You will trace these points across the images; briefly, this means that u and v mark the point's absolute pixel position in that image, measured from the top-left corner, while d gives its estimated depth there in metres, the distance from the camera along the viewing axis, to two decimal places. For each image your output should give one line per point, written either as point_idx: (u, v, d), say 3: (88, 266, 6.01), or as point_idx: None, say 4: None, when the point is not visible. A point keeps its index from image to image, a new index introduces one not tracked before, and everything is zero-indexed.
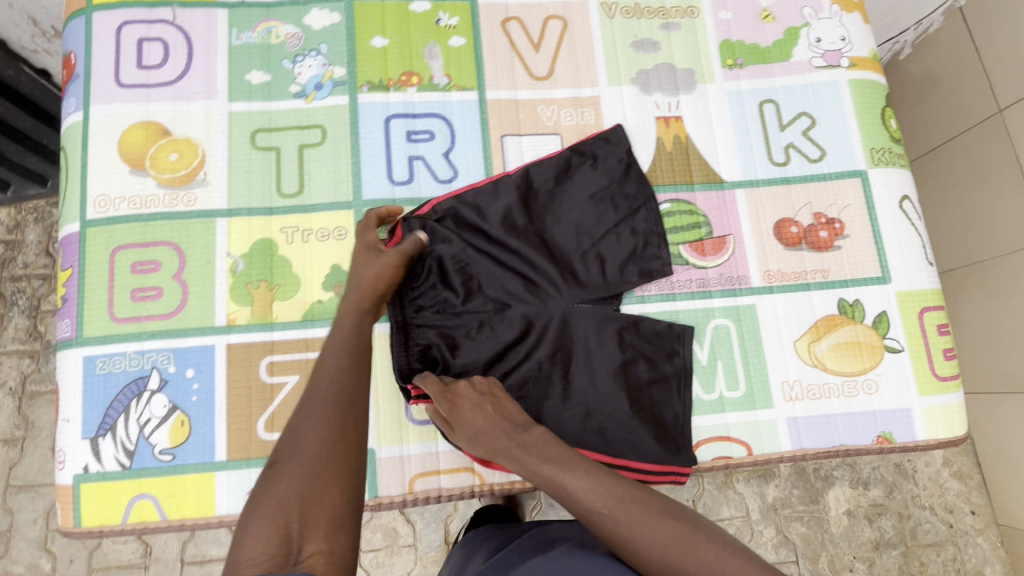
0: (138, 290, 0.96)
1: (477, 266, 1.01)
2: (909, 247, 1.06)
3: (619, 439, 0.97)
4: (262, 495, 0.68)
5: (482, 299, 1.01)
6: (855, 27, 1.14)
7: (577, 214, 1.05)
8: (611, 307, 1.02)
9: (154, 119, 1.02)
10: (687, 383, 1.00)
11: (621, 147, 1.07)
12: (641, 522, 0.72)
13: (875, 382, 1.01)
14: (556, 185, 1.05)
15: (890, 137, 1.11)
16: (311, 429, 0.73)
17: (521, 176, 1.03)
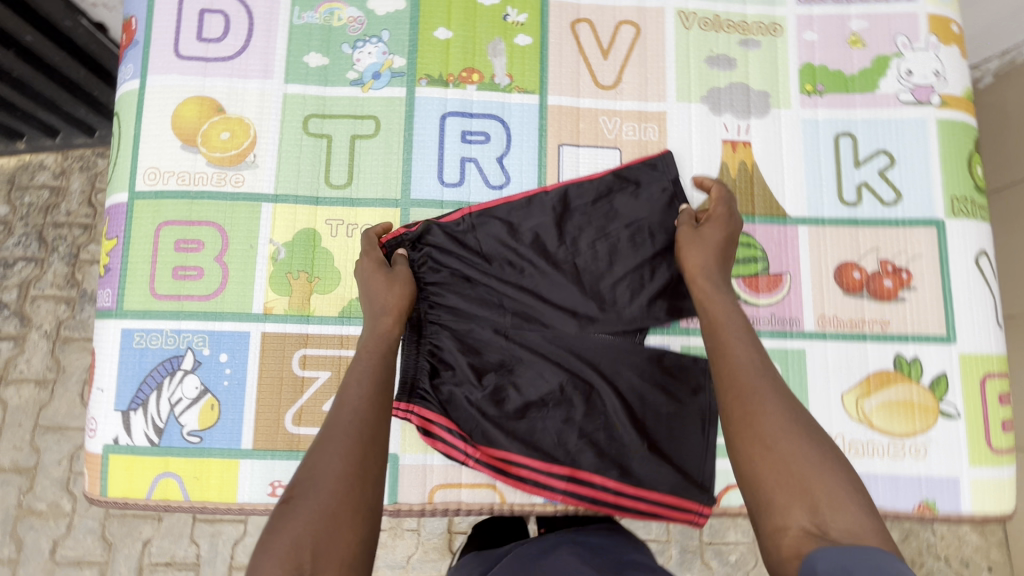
0: (180, 268, 0.96)
1: (498, 281, 0.98)
2: (979, 307, 0.99)
3: (632, 469, 0.93)
4: (277, 528, 0.64)
5: (500, 314, 0.97)
6: (952, 61, 1.06)
7: (612, 240, 0.99)
8: (633, 340, 0.98)
9: (210, 94, 1.00)
10: (712, 421, 0.96)
11: (668, 175, 1.00)
12: (771, 394, 0.74)
13: (923, 447, 0.96)
14: (593, 208, 1.00)
15: (974, 186, 1.03)
16: (332, 461, 0.70)
17: (559, 196, 0.99)
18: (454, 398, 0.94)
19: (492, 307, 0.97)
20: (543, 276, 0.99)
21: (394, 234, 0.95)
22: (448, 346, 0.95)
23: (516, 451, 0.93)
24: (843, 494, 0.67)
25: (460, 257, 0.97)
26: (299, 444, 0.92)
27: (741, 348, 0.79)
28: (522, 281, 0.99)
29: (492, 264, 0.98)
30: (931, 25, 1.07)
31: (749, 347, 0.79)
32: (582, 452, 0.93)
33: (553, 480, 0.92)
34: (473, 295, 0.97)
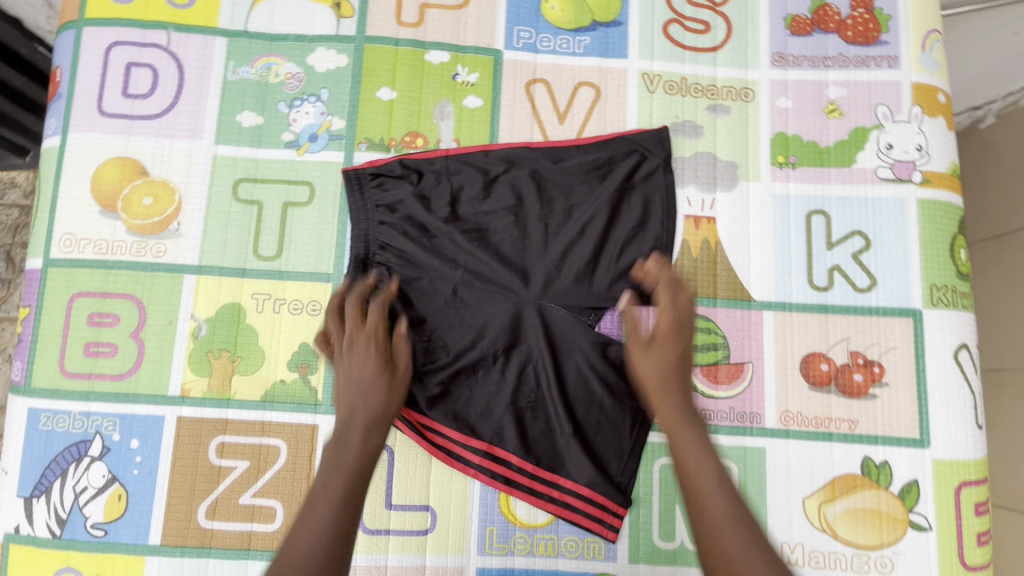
0: (92, 344, 0.89)
1: (457, 234, 0.94)
2: (957, 407, 0.92)
3: (546, 450, 0.90)
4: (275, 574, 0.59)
5: (451, 269, 0.93)
6: (936, 135, 0.98)
7: (584, 213, 0.96)
8: (588, 317, 0.94)
9: (134, 155, 0.93)
10: (646, 428, 0.91)
11: (662, 151, 0.97)
12: (694, 434, 0.72)
13: (890, 561, 0.88)
14: (570, 179, 0.97)
15: (955, 272, 0.95)
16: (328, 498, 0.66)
17: (530, 168, 0.97)
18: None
19: (445, 270, 0.93)
20: (502, 252, 0.95)
21: (356, 167, 0.93)
22: (391, 292, 0.92)
23: (438, 419, 0.89)
24: (725, 512, 0.64)
25: (424, 209, 0.94)
26: (211, 540, 0.86)
27: (691, 443, 0.71)
28: (488, 214, 0.96)
29: (452, 226, 0.94)
30: (915, 95, 0.99)
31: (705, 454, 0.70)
32: (505, 427, 0.90)
33: (467, 453, 0.89)
34: (432, 234, 0.94)
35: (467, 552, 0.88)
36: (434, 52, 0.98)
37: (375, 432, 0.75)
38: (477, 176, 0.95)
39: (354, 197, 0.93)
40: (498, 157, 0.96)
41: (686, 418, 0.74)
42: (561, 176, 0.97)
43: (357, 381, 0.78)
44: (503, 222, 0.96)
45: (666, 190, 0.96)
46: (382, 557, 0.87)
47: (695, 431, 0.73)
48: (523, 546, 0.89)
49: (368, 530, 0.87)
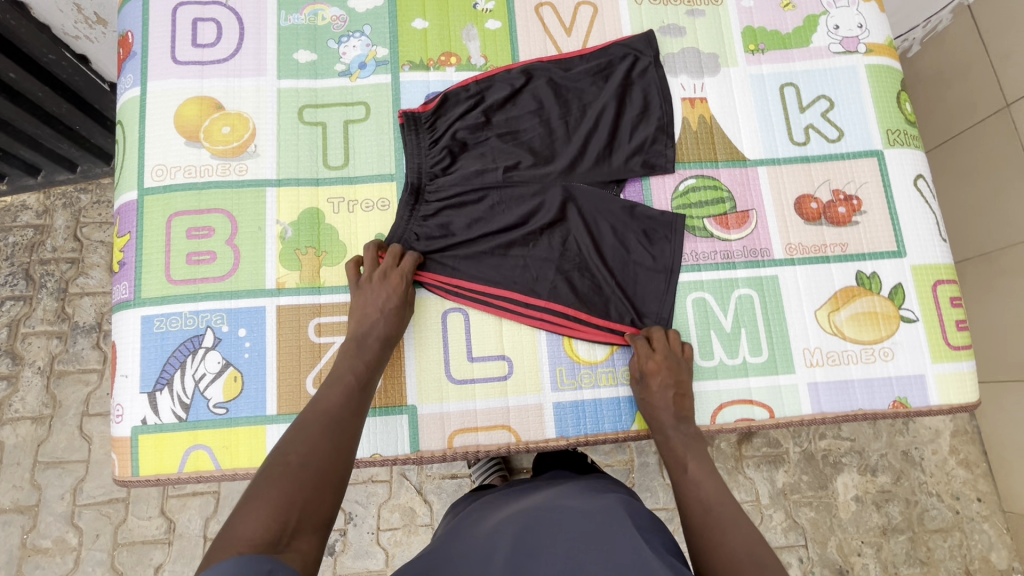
0: (193, 254, 1.02)
1: (493, 140, 1.10)
2: (923, 223, 1.11)
3: (596, 304, 1.05)
4: (278, 470, 0.71)
5: (495, 170, 1.08)
6: (872, 15, 1.20)
7: (598, 108, 1.12)
8: (612, 191, 1.10)
9: (209, 94, 1.07)
10: (677, 276, 1.07)
11: (650, 49, 1.16)
12: (669, 419, 0.97)
13: (891, 350, 1.06)
14: (581, 83, 1.14)
15: (905, 119, 1.16)
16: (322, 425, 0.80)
17: (546, 78, 1.13)
18: (449, 246, 1.05)
19: (489, 169, 1.08)
20: (535, 149, 1.10)
21: (412, 110, 1.07)
22: (447, 196, 1.06)
23: (500, 287, 1.03)
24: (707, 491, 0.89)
25: (465, 126, 1.09)
26: None
27: (666, 422, 0.97)
28: (517, 120, 1.11)
29: (488, 132, 1.10)
30: None
31: (669, 422, 0.97)
32: (561, 289, 1.04)
33: (530, 313, 1.03)
34: (473, 144, 1.09)
35: (543, 390, 1.02)
36: None
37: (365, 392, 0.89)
38: (504, 88, 1.11)
39: (411, 137, 1.07)
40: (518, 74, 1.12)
41: (665, 406, 0.97)
42: (572, 81, 1.13)
43: (364, 323, 0.94)
44: (532, 128, 1.11)
45: (659, 83, 1.15)
46: (471, 402, 1.00)
47: (672, 409, 0.98)
48: (589, 380, 1.04)
49: (456, 381, 1.01)
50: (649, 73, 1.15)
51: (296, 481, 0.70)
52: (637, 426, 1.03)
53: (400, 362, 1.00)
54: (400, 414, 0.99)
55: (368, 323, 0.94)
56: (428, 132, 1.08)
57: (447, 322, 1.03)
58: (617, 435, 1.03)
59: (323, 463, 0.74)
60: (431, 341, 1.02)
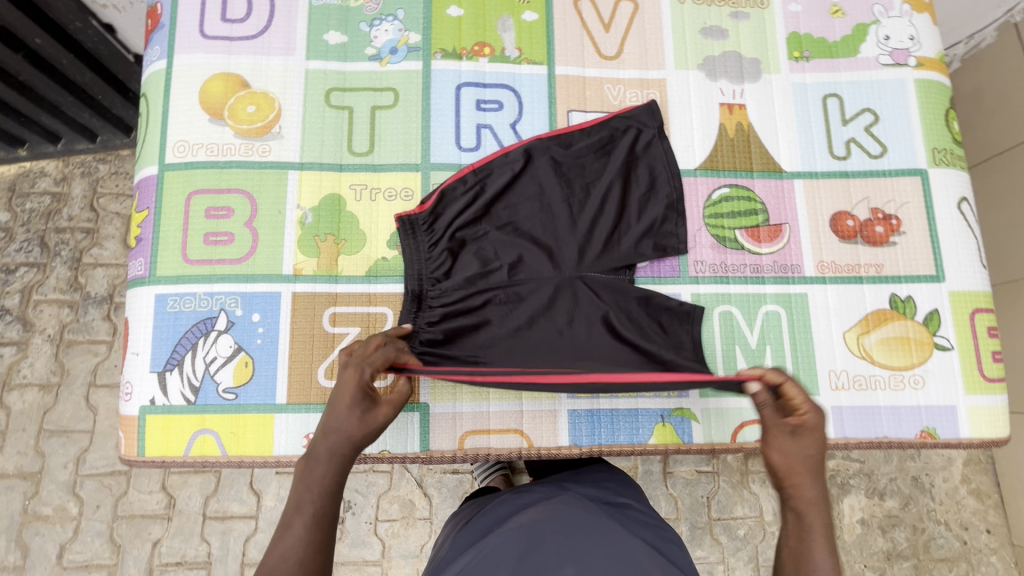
0: (211, 234, 0.99)
1: (493, 233, 1.02)
2: (965, 248, 1.07)
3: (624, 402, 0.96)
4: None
5: (500, 269, 1.02)
6: (925, 27, 1.15)
7: (604, 191, 1.04)
8: (626, 277, 1.04)
9: (235, 71, 1.05)
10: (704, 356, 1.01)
11: (655, 121, 1.07)
12: (812, 485, 0.72)
13: (922, 378, 1.02)
14: (586, 162, 1.05)
15: (952, 139, 1.11)
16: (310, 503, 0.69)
17: (546, 158, 1.04)
18: (462, 346, 0.98)
19: (492, 263, 1.02)
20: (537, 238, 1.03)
21: (408, 213, 0.98)
22: (454, 300, 0.99)
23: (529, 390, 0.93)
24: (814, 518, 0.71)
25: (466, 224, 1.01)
26: None
27: (808, 487, 0.72)
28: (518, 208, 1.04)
29: (486, 223, 1.02)
30: None
31: (818, 492, 0.71)
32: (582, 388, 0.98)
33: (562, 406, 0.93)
34: (473, 241, 1.02)
35: (559, 396, 1.00)
36: None
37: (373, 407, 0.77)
38: (503, 174, 1.02)
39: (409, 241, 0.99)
40: (516, 152, 1.02)
41: (808, 474, 0.72)
42: (577, 162, 1.05)
43: (340, 430, 0.73)
44: (536, 219, 1.04)
45: (665, 156, 1.07)
46: (485, 404, 0.98)
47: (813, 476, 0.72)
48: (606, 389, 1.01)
49: (471, 381, 0.98)
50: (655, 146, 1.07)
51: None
52: (653, 440, 1.00)
53: None
54: (411, 411, 0.97)
55: (336, 419, 0.73)
56: (425, 234, 0.99)
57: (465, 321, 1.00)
58: (632, 448, 1.00)
59: (312, 560, 0.65)
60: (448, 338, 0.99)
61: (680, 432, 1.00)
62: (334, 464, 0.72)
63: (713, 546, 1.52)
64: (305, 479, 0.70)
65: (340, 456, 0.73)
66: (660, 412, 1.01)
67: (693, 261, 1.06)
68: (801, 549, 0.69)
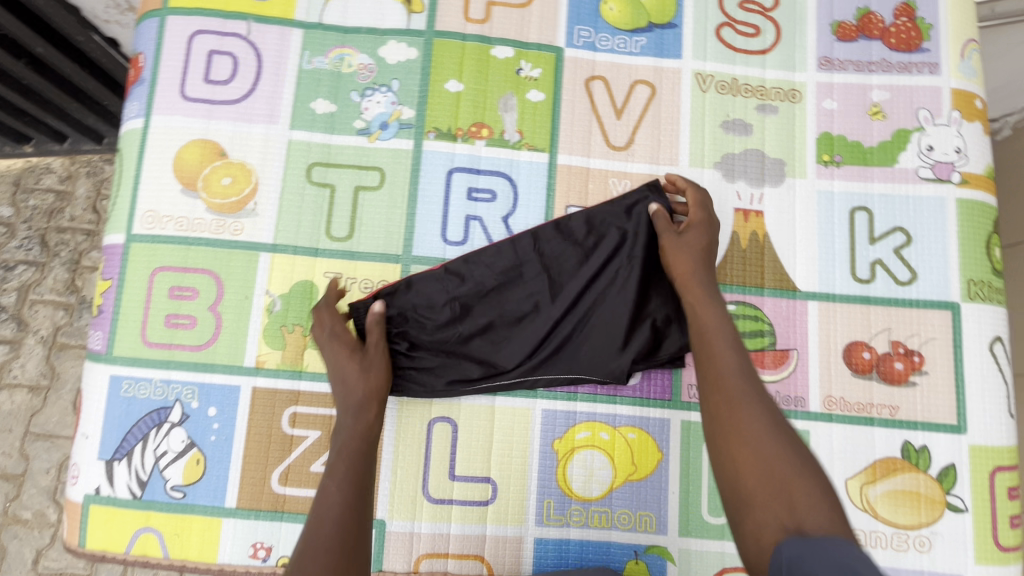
0: (173, 316, 0.94)
1: (469, 324, 0.95)
2: (992, 397, 0.96)
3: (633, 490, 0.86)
4: (306, 557, 0.65)
5: (478, 357, 0.94)
6: (974, 139, 1.03)
7: (584, 272, 0.95)
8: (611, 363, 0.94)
9: (213, 138, 0.98)
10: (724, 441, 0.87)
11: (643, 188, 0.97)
12: (726, 340, 0.76)
13: (928, 540, 0.92)
14: (568, 249, 0.97)
15: (991, 269, 1.00)
16: (338, 484, 0.73)
17: (524, 240, 0.96)
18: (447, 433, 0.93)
19: (468, 351, 0.94)
20: (507, 331, 0.95)
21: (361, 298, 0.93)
22: (430, 389, 0.93)
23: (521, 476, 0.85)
24: (769, 428, 0.67)
25: (436, 313, 0.94)
26: (284, 505, 0.90)
27: (729, 359, 0.73)
28: (489, 297, 0.95)
29: (461, 313, 0.95)
30: (954, 101, 1.04)
31: (728, 346, 0.75)
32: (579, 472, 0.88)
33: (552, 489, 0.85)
34: (449, 330, 0.94)
35: (526, 523, 0.92)
36: (500, 48, 1.03)
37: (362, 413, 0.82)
38: (481, 262, 0.95)
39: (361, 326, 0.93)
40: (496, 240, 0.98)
41: (719, 327, 0.78)
42: (560, 245, 0.97)
43: (348, 397, 0.84)
44: (514, 305, 0.96)
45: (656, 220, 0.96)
46: (445, 525, 0.91)
47: (723, 333, 0.76)
48: (578, 518, 0.93)
49: (433, 500, 0.91)
50: (649, 230, 0.95)
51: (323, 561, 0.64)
52: None
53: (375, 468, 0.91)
54: None
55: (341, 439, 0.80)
56: (390, 322, 0.93)
57: (433, 433, 0.93)
58: None
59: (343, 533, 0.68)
60: (412, 449, 0.92)
61: (653, 572, 0.93)
62: (362, 444, 0.79)
63: None
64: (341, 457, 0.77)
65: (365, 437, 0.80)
66: (633, 548, 0.93)
67: (687, 384, 0.97)
68: (735, 419, 0.68)
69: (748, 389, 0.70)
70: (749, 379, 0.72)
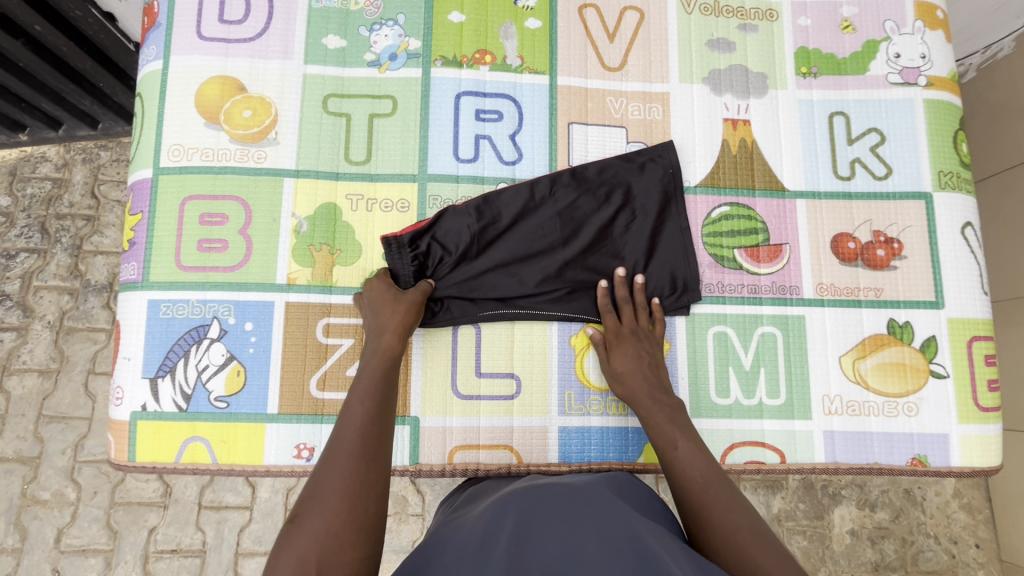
0: (205, 241, 0.99)
1: (488, 259, 1.00)
2: (966, 275, 1.05)
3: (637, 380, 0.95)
4: (329, 463, 0.74)
5: (493, 288, 1.00)
6: (937, 45, 1.12)
7: (596, 217, 1.03)
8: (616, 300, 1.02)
9: (232, 74, 1.03)
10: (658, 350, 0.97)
11: (658, 147, 1.06)
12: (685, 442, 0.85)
13: (915, 406, 1.02)
14: (584, 196, 1.04)
15: (959, 161, 1.09)
16: (363, 396, 0.82)
17: (542, 187, 1.02)
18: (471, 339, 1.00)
19: (484, 283, 1.00)
20: (521, 268, 1.01)
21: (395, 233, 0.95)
22: (445, 316, 0.98)
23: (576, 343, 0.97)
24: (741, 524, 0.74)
25: (456, 248, 0.99)
26: (323, 408, 0.96)
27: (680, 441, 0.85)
28: (505, 235, 1.01)
29: (479, 250, 1.00)
30: (917, 11, 1.13)
31: (695, 452, 0.84)
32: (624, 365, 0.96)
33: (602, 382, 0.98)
34: (467, 263, 1.00)
35: (550, 413, 1.00)
36: None
37: (387, 339, 0.88)
38: (503, 205, 1.01)
39: (392, 259, 0.96)
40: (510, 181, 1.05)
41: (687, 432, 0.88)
42: (574, 191, 1.03)
43: (377, 322, 0.91)
44: (531, 245, 1.02)
45: (665, 175, 1.05)
46: (475, 419, 0.98)
47: (686, 437, 0.86)
48: (597, 407, 1.01)
49: (462, 396, 0.98)
50: (658, 189, 1.05)
51: (343, 470, 0.73)
52: (642, 459, 1.01)
53: (407, 370, 0.98)
54: (402, 424, 0.97)
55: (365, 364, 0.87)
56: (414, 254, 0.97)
57: (458, 335, 1.00)
58: (621, 466, 1.00)
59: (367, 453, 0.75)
60: (440, 351, 0.99)
61: None
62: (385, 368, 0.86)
63: None
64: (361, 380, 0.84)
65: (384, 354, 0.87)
66: None
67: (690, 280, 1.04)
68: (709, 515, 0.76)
69: (730, 499, 0.77)
70: (721, 485, 0.79)
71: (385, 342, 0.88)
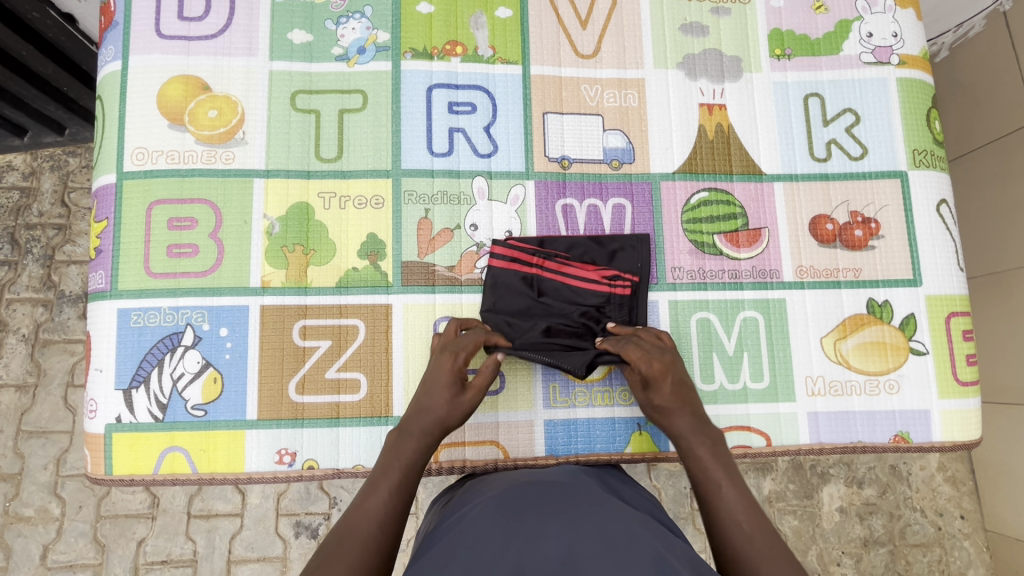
0: (174, 246, 0.96)
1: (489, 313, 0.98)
2: (943, 252, 1.06)
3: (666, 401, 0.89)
4: (348, 529, 0.70)
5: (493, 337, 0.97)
6: (909, 23, 1.12)
7: (590, 294, 0.99)
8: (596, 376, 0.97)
9: (195, 73, 1.00)
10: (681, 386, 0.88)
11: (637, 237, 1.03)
12: (729, 487, 0.76)
13: (897, 383, 1.02)
14: (584, 270, 1.00)
15: (933, 139, 1.10)
16: (399, 466, 0.79)
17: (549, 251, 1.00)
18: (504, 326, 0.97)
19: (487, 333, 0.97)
20: (517, 325, 0.97)
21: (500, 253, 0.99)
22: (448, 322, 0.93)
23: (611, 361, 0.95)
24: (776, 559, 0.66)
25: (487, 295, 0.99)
26: (304, 412, 0.95)
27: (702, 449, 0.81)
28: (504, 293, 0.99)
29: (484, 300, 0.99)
30: None
31: (731, 482, 0.76)
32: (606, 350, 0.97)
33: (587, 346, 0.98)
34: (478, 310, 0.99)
35: (535, 407, 0.99)
36: None
37: (426, 424, 0.83)
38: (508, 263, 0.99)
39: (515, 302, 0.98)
40: (485, 173, 1.03)
41: (694, 426, 0.84)
42: (553, 263, 1.00)
43: (426, 410, 0.84)
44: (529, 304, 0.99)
45: (637, 266, 1.02)
46: None
47: (723, 464, 0.79)
48: (583, 398, 1.00)
49: None
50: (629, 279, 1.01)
51: (359, 535, 0.69)
52: (630, 449, 1.00)
53: (388, 371, 0.97)
54: (385, 424, 0.96)
55: (410, 439, 0.82)
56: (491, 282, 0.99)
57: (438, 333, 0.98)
58: (609, 457, 0.99)
59: (385, 532, 0.70)
60: (421, 349, 0.97)
61: (657, 441, 1.00)
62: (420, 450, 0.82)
63: (696, 535, 1.57)
64: (388, 455, 0.81)
65: (427, 448, 0.82)
66: (636, 422, 1.00)
67: (671, 268, 1.04)
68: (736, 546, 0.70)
69: (772, 543, 0.69)
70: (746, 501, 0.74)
71: (425, 424, 0.83)
